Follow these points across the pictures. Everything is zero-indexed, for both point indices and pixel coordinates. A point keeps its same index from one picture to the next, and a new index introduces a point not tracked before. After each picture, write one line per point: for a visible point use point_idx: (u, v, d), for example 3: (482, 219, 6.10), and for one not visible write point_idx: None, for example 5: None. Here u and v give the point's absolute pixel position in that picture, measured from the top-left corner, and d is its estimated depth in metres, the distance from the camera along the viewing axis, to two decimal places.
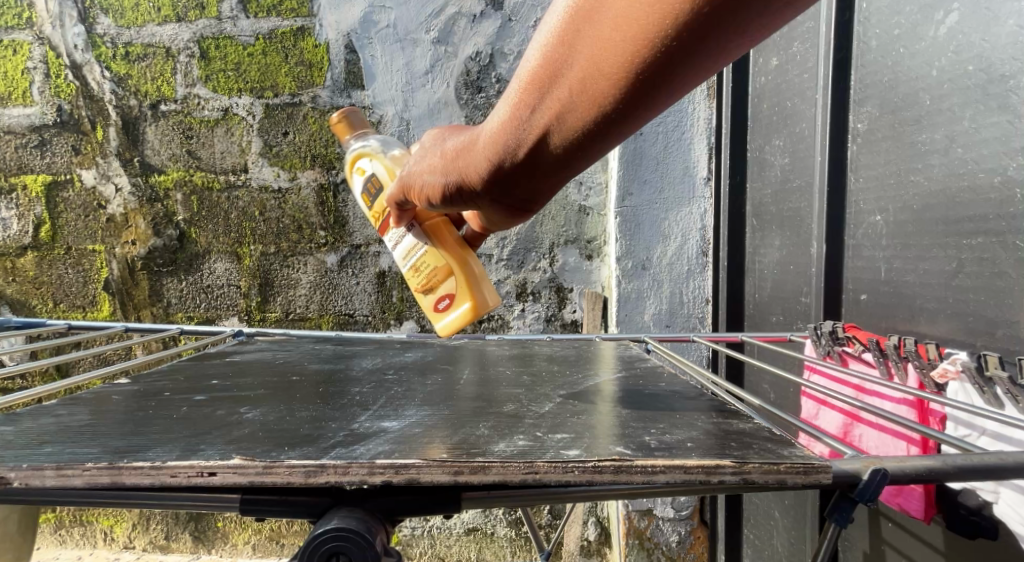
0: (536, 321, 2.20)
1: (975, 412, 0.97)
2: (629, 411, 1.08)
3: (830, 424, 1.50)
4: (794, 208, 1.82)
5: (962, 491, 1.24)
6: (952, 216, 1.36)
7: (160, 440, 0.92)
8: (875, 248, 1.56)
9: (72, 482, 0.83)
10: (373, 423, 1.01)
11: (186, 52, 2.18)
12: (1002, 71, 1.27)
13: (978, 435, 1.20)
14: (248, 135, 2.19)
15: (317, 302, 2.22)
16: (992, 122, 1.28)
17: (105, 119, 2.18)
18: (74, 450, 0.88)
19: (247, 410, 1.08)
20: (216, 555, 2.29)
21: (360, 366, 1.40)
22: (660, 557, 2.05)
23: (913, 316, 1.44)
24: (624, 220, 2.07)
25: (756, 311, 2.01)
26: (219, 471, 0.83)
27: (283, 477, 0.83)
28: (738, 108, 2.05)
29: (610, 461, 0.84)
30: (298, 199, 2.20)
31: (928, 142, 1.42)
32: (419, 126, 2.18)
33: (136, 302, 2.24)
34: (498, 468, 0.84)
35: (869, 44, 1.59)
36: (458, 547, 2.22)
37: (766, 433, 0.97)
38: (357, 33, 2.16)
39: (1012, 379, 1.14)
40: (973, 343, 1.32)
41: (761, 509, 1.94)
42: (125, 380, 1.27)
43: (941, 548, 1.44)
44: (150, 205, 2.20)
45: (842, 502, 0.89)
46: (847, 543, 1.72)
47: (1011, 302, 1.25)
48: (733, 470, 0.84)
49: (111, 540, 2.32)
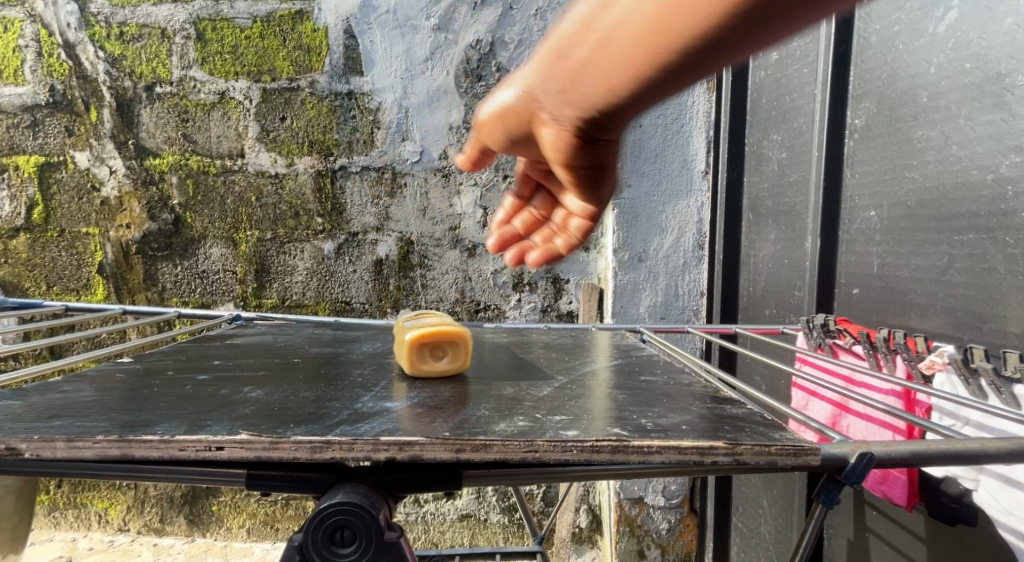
0: (532, 311, 2.21)
1: (960, 402, 1.01)
2: (627, 395, 1.10)
3: (819, 414, 1.53)
4: (790, 202, 1.83)
5: (945, 479, 1.28)
6: (946, 212, 1.37)
7: (167, 416, 0.92)
8: (869, 242, 1.58)
9: (83, 453, 0.83)
10: (375, 404, 1.02)
11: (182, 33, 2.15)
12: (998, 70, 1.28)
13: (963, 424, 1.22)
14: (245, 119, 2.17)
15: (313, 289, 2.21)
16: (987, 120, 1.30)
17: (99, 100, 2.15)
18: (84, 423, 0.88)
19: (250, 389, 1.09)
20: (210, 539, 2.30)
21: (360, 351, 1.41)
22: (650, 545, 2.08)
23: (904, 310, 1.47)
24: (621, 212, 2.08)
25: (749, 305, 2.02)
26: (226, 445, 0.83)
27: (289, 452, 0.84)
28: (738, 98, 2.04)
29: (607, 442, 0.86)
30: (295, 185, 2.18)
31: (924, 139, 1.43)
32: (419, 114, 2.16)
33: (131, 286, 2.22)
34: (498, 447, 0.85)
35: (869, 39, 1.59)
36: (451, 533, 2.24)
37: (760, 418, 0.99)
38: (357, 19, 2.13)
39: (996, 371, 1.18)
40: (961, 336, 1.34)
41: (749, 498, 1.97)
42: (126, 359, 1.28)
43: (922, 535, 1.47)
44: (144, 189, 2.18)
45: (830, 483, 0.91)
46: (831, 531, 1.75)
47: (999, 297, 1.27)
48: (725, 451, 0.86)
49: (106, 523, 2.32)
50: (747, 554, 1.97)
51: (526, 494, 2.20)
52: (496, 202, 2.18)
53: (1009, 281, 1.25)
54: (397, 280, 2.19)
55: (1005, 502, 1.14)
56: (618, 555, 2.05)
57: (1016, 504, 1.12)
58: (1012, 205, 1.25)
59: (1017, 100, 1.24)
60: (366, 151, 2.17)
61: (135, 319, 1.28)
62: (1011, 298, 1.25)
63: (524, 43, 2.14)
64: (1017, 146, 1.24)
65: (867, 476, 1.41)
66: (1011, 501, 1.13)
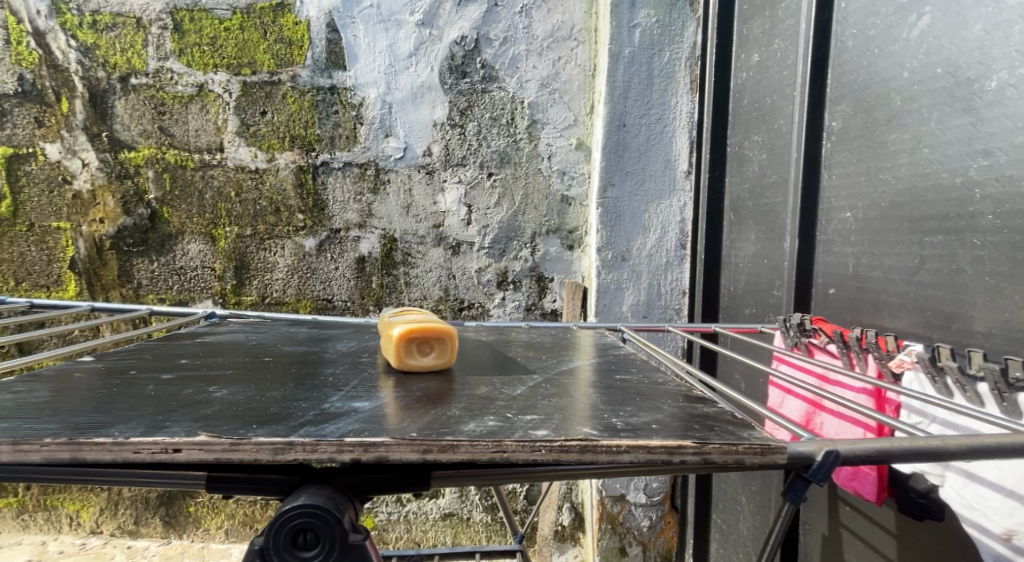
0: (516, 309, 2.20)
1: (928, 400, 1.05)
2: (602, 394, 1.11)
3: (794, 412, 1.56)
4: (769, 203, 1.86)
5: (912, 475, 1.32)
6: (917, 214, 1.41)
7: (122, 417, 0.96)
8: (844, 243, 1.61)
9: (31, 456, 0.88)
10: (345, 403, 1.03)
11: (159, 23, 2.10)
12: (968, 75, 1.31)
13: (929, 422, 1.26)
14: (224, 113, 2.13)
15: (294, 286, 2.17)
16: (956, 124, 1.33)
17: (70, 90, 2.11)
18: (33, 425, 0.92)
19: (216, 389, 1.08)
20: (186, 540, 2.25)
21: (334, 349, 1.40)
22: (631, 542, 2.10)
23: (877, 310, 1.50)
24: (605, 211, 2.10)
25: (731, 303, 2.04)
26: (183, 447, 0.88)
27: (249, 453, 0.88)
28: (721, 99, 2.06)
29: (575, 441, 0.89)
30: (276, 180, 2.15)
31: (897, 142, 1.46)
32: (402, 110, 2.14)
33: (104, 283, 2.17)
34: (465, 447, 0.89)
35: (845, 43, 1.62)
36: (433, 532, 2.23)
37: (729, 415, 1.01)
38: (340, 12, 2.11)
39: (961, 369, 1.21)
40: (931, 335, 1.37)
41: (728, 494, 1.99)
42: (91, 358, 1.27)
43: (891, 530, 1.51)
44: (119, 183, 2.14)
45: (797, 482, 0.93)
46: (807, 526, 1.78)
47: (967, 297, 1.31)
48: (693, 450, 0.89)
49: (78, 525, 2.27)
50: (726, 550, 2.00)
51: (509, 493, 2.20)
52: (480, 199, 2.17)
53: (976, 281, 1.29)
54: (380, 277, 2.17)
55: (969, 497, 1.17)
56: (599, 552, 2.07)
57: (980, 500, 1.15)
58: (980, 207, 1.29)
59: (986, 105, 1.28)
60: (348, 146, 2.14)
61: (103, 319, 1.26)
62: (979, 298, 1.29)
63: (509, 40, 2.13)
64: (985, 150, 1.28)
65: (840, 473, 1.45)
66: (975, 497, 1.16)
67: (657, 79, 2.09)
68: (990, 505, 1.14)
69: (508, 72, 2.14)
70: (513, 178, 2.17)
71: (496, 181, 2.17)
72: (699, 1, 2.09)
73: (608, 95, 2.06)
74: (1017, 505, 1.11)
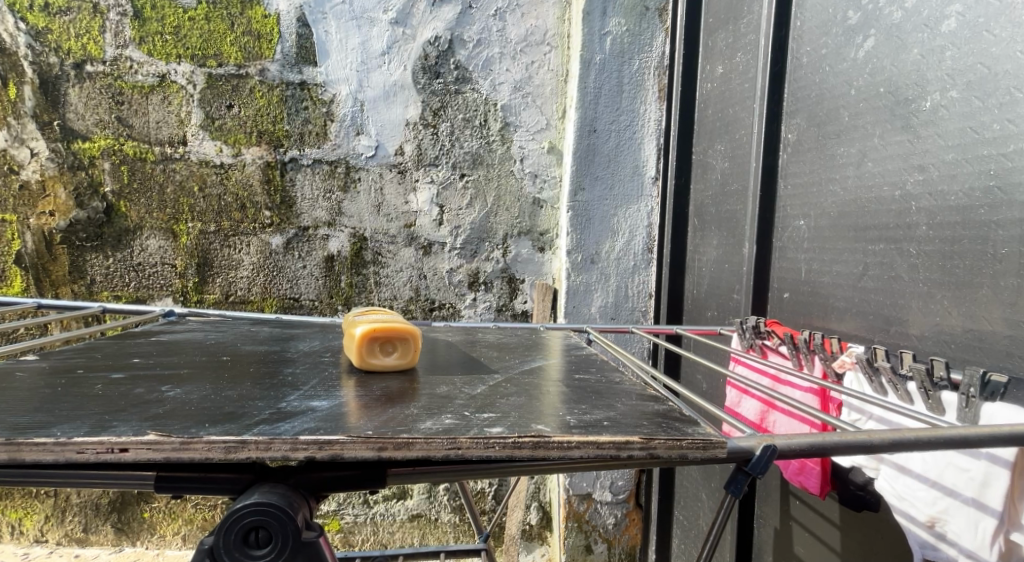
0: (487, 310, 2.20)
1: (866, 399, 1.10)
2: (566, 392, 1.13)
3: (749, 412, 1.62)
4: (730, 209, 1.92)
5: (852, 470, 1.41)
6: (861, 223, 1.49)
7: (67, 417, 0.92)
8: (797, 250, 1.69)
9: None
10: (303, 403, 1.01)
11: (117, 9, 2.02)
12: (906, 95, 1.40)
13: (866, 419, 1.34)
14: (188, 105, 2.06)
15: (259, 285, 2.11)
16: (896, 141, 1.42)
17: (19, 76, 2.00)
18: None
19: (170, 388, 1.05)
20: (140, 548, 2.16)
21: (297, 348, 1.37)
22: (597, 539, 2.15)
23: (826, 313, 1.58)
24: (576, 214, 2.13)
25: (694, 306, 2.11)
26: (131, 447, 0.85)
27: (201, 452, 0.86)
28: (685, 111, 2.13)
29: (529, 438, 0.91)
30: (242, 175, 2.09)
31: (845, 155, 1.54)
32: (374, 109, 2.12)
33: (54, 279, 2.06)
34: (420, 444, 0.89)
35: (800, 60, 1.71)
36: (400, 533, 2.21)
37: (680, 412, 1.04)
38: (311, 7, 2.07)
39: (894, 368, 1.28)
40: (872, 338, 1.46)
41: (690, 491, 2.05)
42: (33, 355, 1.20)
43: (836, 521, 1.58)
44: (72, 174, 2.04)
45: (737, 474, 0.96)
46: (759, 520, 1.85)
47: (903, 302, 1.39)
48: (640, 446, 0.92)
49: (20, 534, 2.16)
50: (687, 545, 2.06)
51: (477, 494, 2.20)
52: (452, 200, 2.17)
53: (911, 287, 1.38)
54: (349, 276, 2.13)
55: (900, 488, 1.24)
56: (565, 550, 2.11)
57: (909, 491, 1.22)
58: (916, 218, 1.37)
59: (921, 123, 1.37)
60: (318, 143, 2.11)
61: (52, 315, 1.19)
62: (913, 304, 1.37)
63: (483, 42, 2.14)
64: (919, 165, 1.37)
65: (787, 469, 1.51)
66: (905, 488, 1.23)
67: (627, 86, 2.14)
68: (917, 495, 1.21)
69: (481, 74, 2.15)
70: (485, 180, 2.18)
71: (468, 183, 2.17)
72: (668, 12, 2.15)
73: (579, 101, 2.10)
74: (940, 495, 1.17)
